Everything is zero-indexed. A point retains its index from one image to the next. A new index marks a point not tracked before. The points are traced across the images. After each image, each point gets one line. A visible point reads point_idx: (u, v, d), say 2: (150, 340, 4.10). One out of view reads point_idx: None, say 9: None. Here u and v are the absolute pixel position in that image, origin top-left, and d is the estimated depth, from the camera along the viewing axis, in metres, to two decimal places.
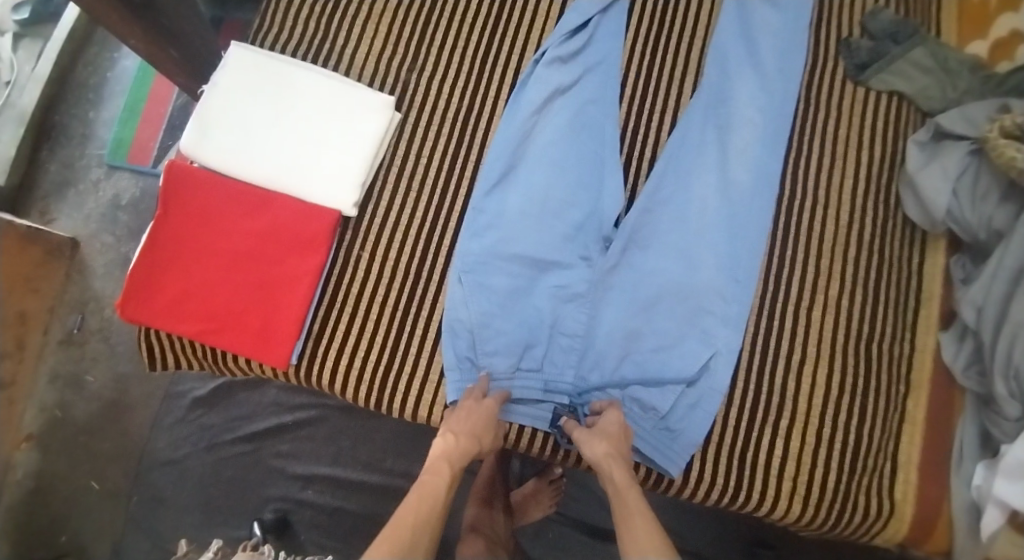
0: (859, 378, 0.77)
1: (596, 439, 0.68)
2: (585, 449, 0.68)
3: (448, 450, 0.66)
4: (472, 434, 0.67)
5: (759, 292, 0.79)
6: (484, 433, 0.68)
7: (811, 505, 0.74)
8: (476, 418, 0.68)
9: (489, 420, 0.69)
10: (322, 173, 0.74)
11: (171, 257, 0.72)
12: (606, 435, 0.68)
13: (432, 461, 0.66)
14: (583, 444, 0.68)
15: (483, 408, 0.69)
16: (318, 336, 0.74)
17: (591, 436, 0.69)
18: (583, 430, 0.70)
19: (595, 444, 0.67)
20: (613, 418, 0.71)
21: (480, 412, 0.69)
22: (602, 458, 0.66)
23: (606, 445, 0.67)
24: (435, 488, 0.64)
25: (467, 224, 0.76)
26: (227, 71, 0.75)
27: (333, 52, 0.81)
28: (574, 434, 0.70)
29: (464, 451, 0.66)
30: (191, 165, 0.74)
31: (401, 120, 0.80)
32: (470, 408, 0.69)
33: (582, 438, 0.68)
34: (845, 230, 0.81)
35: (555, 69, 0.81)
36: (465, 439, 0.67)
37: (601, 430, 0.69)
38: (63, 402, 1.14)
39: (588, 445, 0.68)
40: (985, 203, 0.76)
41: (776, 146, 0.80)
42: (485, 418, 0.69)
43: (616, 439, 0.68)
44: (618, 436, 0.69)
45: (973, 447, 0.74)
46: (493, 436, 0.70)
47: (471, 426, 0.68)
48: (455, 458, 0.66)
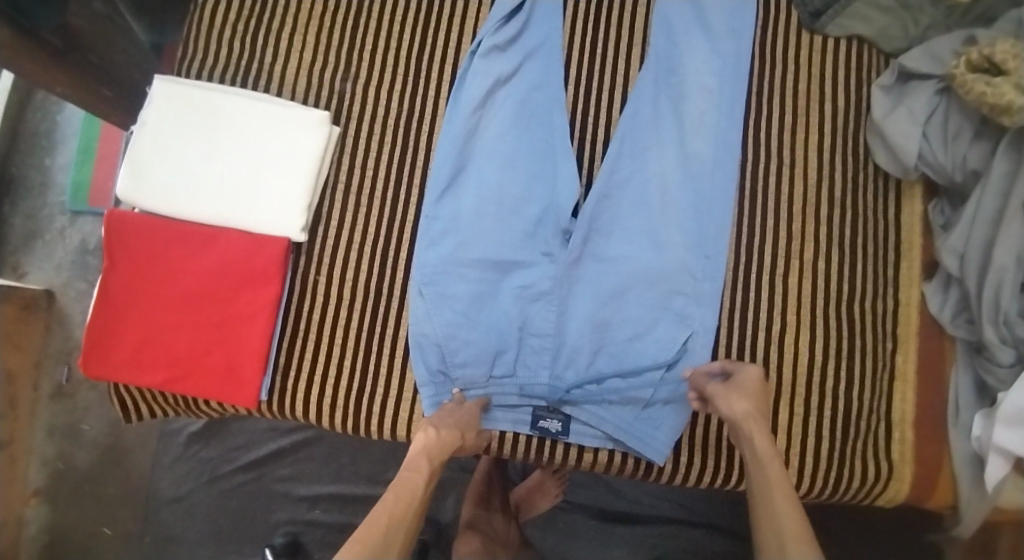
0: (843, 340, 0.74)
1: (737, 395, 0.62)
2: (723, 405, 0.62)
3: (429, 444, 0.65)
4: (452, 428, 0.67)
5: (731, 265, 0.76)
6: (466, 429, 0.68)
7: (806, 476, 0.72)
8: (458, 415, 0.69)
9: (470, 418, 0.70)
10: (264, 201, 0.71)
11: (127, 308, 0.71)
12: (747, 392, 0.63)
13: (411, 456, 0.65)
14: (719, 397, 0.63)
15: (465, 408, 0.70)
16: (285, 369, 0.73)
17: (728, 391, 0.63)
18: (720, 384, 0.64)
19: (740, 399, 0.62)
20: (751, 373, 0.65)
21: (461, 410, 0.70)
22: (745, 417, 0.61)
23: (752, 403, 0.62)
24: (412, 483, 0.63)
25: (422, 234, 0.74)
26: (155, 110, 0.73)
27: (263, 71, 0.79)
28: (709, 389, 0.64)
29: (445, 445, 0.65)
30: (132, 212, 0.72)
31: (341, 133, 0.77)
32: (453, 407, 0.70)
33: (724, 394, 0.63)
34: (816, 187, 0.78)
35: (493, 59, 0.76)
36: (447, 433, 0.66)
37: (742, 386, 0.63)
38: (63, 454, 1.14)
39: (729, 401, 0.62)
40: (958, 144, 0.73)
41: (733, 111, 0.77)
42: (466, 415, 0.69)
43: (756, 401, 0.62)
44: (757, 392, 0.63)
45: (969, 396, 0.72)
46: (474, 434, 0.69)
47: (453, 422, 0.68)
48: (435, 452, 0.65)
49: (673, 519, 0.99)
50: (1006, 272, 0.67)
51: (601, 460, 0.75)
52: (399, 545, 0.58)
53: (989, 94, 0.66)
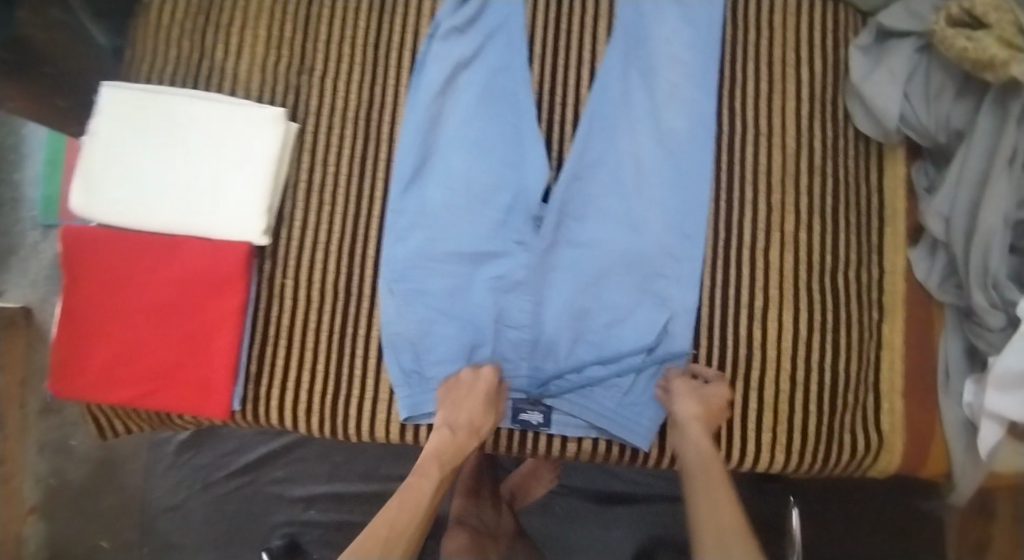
0: (829, 312, 0.72)
1: (693, 399, 0.67)
2: (678, 404, 0.67)
3: (441, 446, 0.66)
4: (467, 429, 0.67)
5: (710, 242, 0.73)
6: (481, 424, 0.67)
7: (796, 453, 0.71)
8: (472, 407, 0.67)
9: (486, 406, 0.68)
10: (220, 205, 0.68)
11: (90, 325, 0.69)
12: (706, 401, 0.67)
13: (423, 457, 0.67)
14: (677, 396, 0.67)
15: (481, 391, 0.68)
16: (257, 377, 0.71)
17: (689, 392, 0.67)
18: (687, 383, 0.68)
19: (695, 403, 0.66)
20: (718, 387, 0.68)
21: (477, 397, 0.67)
22: (692, 417, 0.66)
23: (704, 408, 0.67)
24: (421, 487, 0.64)
25: (389, 229, 0.72)
26: (104, 117, 0.70)
27: (214, 70, 0.76)
28: (672, 384, 0.68)
29: (457, 448, 0.67)
30: (89, 225, 0.70)
31: (300, 129, 0.74)
32: (468, 392, 0.68)
33: (684, 391, 0.67)
34: (795, 155, 0.75)
35: (452, 41, 0.73)
36: (459, 434, 0.67)
37: (705, 393, 0.67)
38: (56, 469, 1.12)
39: (684, 401, 0.67)
40: (940, 103, 0.69)
41: (707, 81, 0.74)
42: (482, 407, 0.67)
43: (712, 409, 0.67)
44: (716, 405, 0.67)
45: (959, 361, 0.70)
46: (490, 424, 0.68)
47: (467, 419, 0.67)
48: (446, 455, 0.66)
49: (670, 497, 0.98)
50: (994, 235, 0.64)
51: (586, 449, 0.73)
52: (402, 551, 0.59)
53: (971, 50, 0.62)
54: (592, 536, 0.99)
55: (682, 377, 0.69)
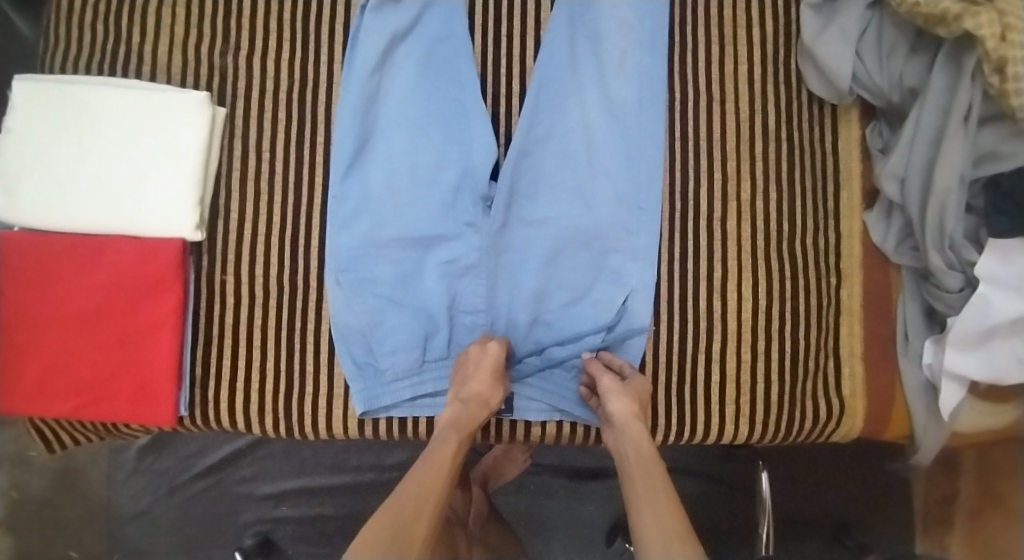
0: (787, 279, 0.71)
1: (628, 396, 0.63)
2: (613, 403, 0.63)
3: (456, 418, 0.63)
4: (479, 401, 0.64)
5: (667, 214, 0.71)
6: (491, 395, 0.64)
7: (759, 424, 0.70)
8: (482, 378, 0.64)
9: (497, 378, 0.65)
10: (149, 200, 0.65)
11: (18, 337, 0.65)
12: (637, 396, 0.64)
13: (439, 429, 0.63)
14: (609, 395, 0.63)
15: (491, 360, 0.65)
16: (204, 379, 0.68)
17: (620, 389, 0.63)
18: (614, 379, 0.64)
19: (631, 400, 0.63)
20: (640, 380, 0.66)
21: (486, 368, 0.64)
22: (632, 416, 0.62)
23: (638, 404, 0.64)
24: (443, 455, 0.61)
25: (332, 217, 0.68)
26: (17, 113, 0.65)
27: (134, 55, 0.71)
28: (601, 382, 0.64)
29: (470, 418, 0.63)
30: (10, 230, 0.65)
31: (229, 115, 0.70)
32: (477, 364, 0.65)
33: (618, 389, 0.63)
34: (748, 119, 0.73)
35: (386, 12, 0.69)
36: (472, 405, 0.64)
37: (633, 388, 0.64)
38: (16, 482, 1.05)
39: (620, 400, 0.63)
40: (893, 61, 0.68)
41: (656, 45, 0.71)
42: (492, 378, 0.64)
43: (640, 399, 0.64)
44: (643, 399, 0.65)
45: (918, 323, 0.70)
46: (501, 395, 0.65)
47: (478, 390, 0.64)
48: (462, 425, 0.63)
49: None
50: (950, 195, 0.63)
51: (549, 432, 0.72)
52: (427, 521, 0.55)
53: (923, 4, 0.61)
54: (567, 512, 0.98)
55: (604, 372, 0.65)
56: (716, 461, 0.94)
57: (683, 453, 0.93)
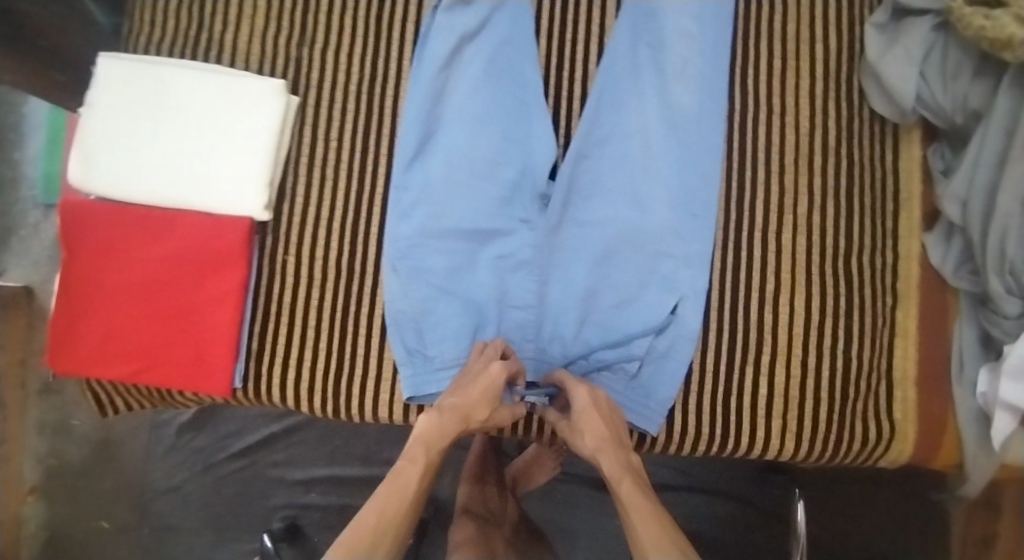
0: (841, 295, 0.71)
1: (574, 436, 0.63)
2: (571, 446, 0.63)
3: (427, 432, 0.60)
4: (458, 416, 0.60)
5: (721, 223, 0.72)
6: (473, 413, 0.61)
7: (805, 441, 0.70)
8: (470, 395, 0.60)
9: (486, 397, 0.61)
10: (221, 179, 0.67)
11: (87, 302, 0.68)
12: (583, 428, 0.62)
13: (410, 442, 0.61)
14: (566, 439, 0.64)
15: (489, 378, 0.61)
16: (259, 354, 0.70)
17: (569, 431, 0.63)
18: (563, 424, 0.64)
19: (581, 438, 0.62)
20: (583, 395, 0.63)
21: (480, 387, 0.61)
22: (592, 453, 0.61)
23: (590, 435, 0.61)
24: (408, 476, 0.59)
25: (393, 206, 0.70)
26: (102, 87, 0.68)
27: (215, 40, 0.75)
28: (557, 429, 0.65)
29: (443, 435, 0.60)
30: (87, 198, 0.68)
31: (301, 103, 0.73)
32: (472, 379, 0.62)
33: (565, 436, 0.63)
34: (808, 135, 0.73)
35: (457, 13, 0.71)
36: (448, 420, 0.60)
37: (577, 421, 0.63)
38: (56, 449, 1.07)
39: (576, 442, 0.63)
40: (958, 83, 0.67)
41: (718, 57, 0.72)
42: (480, 398, 0.60)
43: (591, 428, 0.62)
44: (592, 421, 0.62)
45: (973, 352, 0.68)
46: (484, 417, 0.61)
47: (461, 404, 0.60)
48: (433, 443, 0.60)
49: (689, 490, 0.93)
50: (1013, 217, 0.62)
51: None
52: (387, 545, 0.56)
53: (988, 28, 0.60)
54: (592, 524, 0.98)
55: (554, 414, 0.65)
56: (749, 485, 0.93)
57: (716, 470, 0.94)
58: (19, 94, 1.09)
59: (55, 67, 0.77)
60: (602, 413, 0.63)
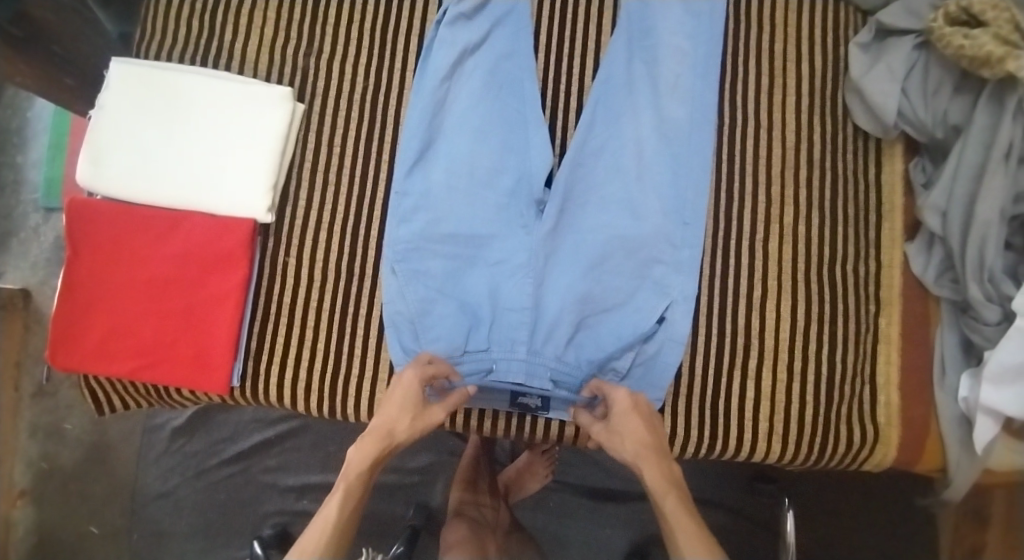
0: (826, 302, 0.73)
1: (614, 441, 0.65)
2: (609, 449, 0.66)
3: (353, 456, 0.64)
4: (378, 433, 0.63)
5: (710, 231, 0.74)
6: (389, 427, 0.64)
7: (792, 444, 0.71)
8: (385, 410, 0.65)
9: (399, 408, 0.65)
10: (227, 182, 0.69)
11: (89, 299, 0.69)
12: (624, 432, 0.65)
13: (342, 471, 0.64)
14: (605, 443, 0.66)
15: (399, 390, 0.65)
16: (258, 353, 0.72)
17: (608, 436, 0.66)
18: (601, 427, 0.67)
19: (622, 442, 0.65)
20: (623, 398, 0.67)
21: (393, 399, 0.65)
22: (634, 459, 0.64)
23: (630, 439, 0.64)
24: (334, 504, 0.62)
25: (393, 210, 0.72)
26: (113, 91, 0.70)
27: (224, 49, 0.77)
28: (592, 433, 0.68)
29: (362, 456, 0.63)
30: (93, 198, 0.70)
31: (306, 110, 0.75)
32: (389, 394, 0.66)
33: (604, 439, 0.66)
34: (794, 148, 0.76)
35: (459, 27, 0.74)
36: (366, 441, 0.64)
37: (619, 426, 0.66)
38: (48, 452, 1.07)
39: (613, 447, 0.66)
40: (938, 99, 0.70)
41: (708, 72, 0.74)
42: (392, 408, 0.65)
43: (632, 431, 0.65)
44: (632, 425, 0.65)
45: (955, 356, 0.71)
46: (406, 429, 0.64)
47: (380, 421, 0.64)
48: (354, 465, 0.63)
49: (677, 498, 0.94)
50: (991, 227, 0.64)
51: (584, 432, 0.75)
52: None
53: (967, 47, 0.63)
54: (584, 532, 0.98)
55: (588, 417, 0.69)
56: (740, 494, 0.94)
57: (707, 479, 0.95)
58: (26, 99, 1.12)
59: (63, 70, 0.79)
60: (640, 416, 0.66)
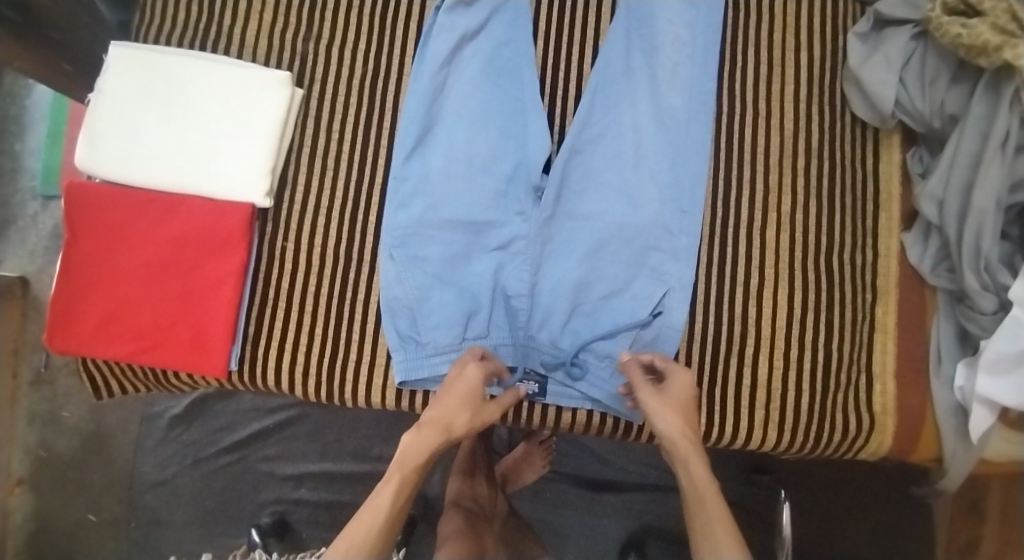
0: (824, 291, 0.73)
1: (670, 412, 0.61)
2: (656, 419, 0.60)
3: (409, 443, 0.60)
4: (436, 423, 0.60)
5: (708, 219, 0.75)
6: (454, 417, 0.61)
7: (788, 431, 0.72)
8: (449, 400, 0.62)
9: (465, 400, 0.62)
10: (225, 166, 0.69)
11: (88, 282, 0.69)
12: (680, 409, 0.61)
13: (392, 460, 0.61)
14: (654, 411, 0.61)
15: (464, 382, 0.63)
16: (256, 338, 0.72)
17: (662, 406, 0.61)
18: (652, 394, 0.62)
19: (674, 419, 0.60)
20: (682, 382, 0.63)
21: (460, 390, 0.63)
22: (682, 438, 0.59)
23: (682, 421, 0.60)
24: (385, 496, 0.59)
25: (391, 196, 0.73)
26: (112, 74, 0.70)
27: (223, 35, 0.77)
28: (641, 396, 0.62)
29: (422, 444, 0.60)
30: (92, 181, 0.70)
31: (305, 96, 0.76)
32: (452, 385, 0.63)
33: (658, 406, 0.61)
34: (793, 137, 0.76)
35: (458, 13, 0.74)
36: (427, 429, 0.60)
37: (672, 402, 0.62)
38: (46, 440, 1.07)
39: (660, 416, 0.61)
40: (935, 89, 0.70)
41: (706, 61, 0.74)
42: (457, 399, 0.62)
43: (686, 414, 0.62)
44: (688, 409, 0.62)
45: (951, 345, 0.71)
46: (466, 421, 0.62)
47: (442, 411, 0.61)
48: (412, 453, 0.60)
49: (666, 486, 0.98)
50: (987, 216, 0.64)
51: (580, 420, 0.74)
52: None
53: (965, 35, 0.63)
54: (582, 523, 0.98)
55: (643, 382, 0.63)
56: (738, 487, 0.94)
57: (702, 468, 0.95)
58: (25, 87, 1.12)
59: (61, 55, 0.78)
60: (690, 403, 0.63)
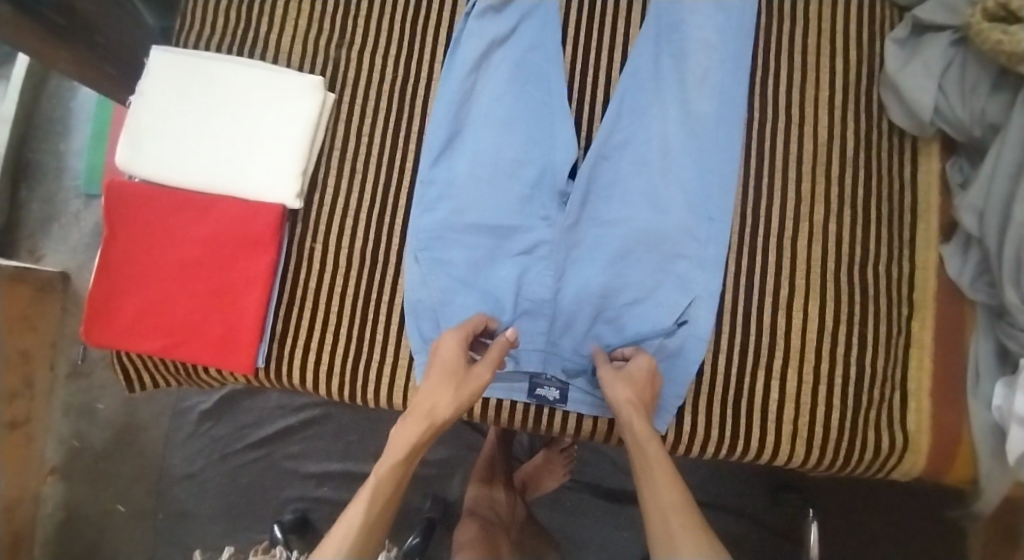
0: (856, 303, 0.72)
1: (618, 383, 0.62)
2: (608, 390, 0.62)
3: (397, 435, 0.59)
4: (417, 408, 0.59)
5: (736, 228, 0.74)
6: (435, 399, 0.59)
7: (816, 447, 0.70)
8: (429, 383, 0.61)
9: (444, 378, 0.61)
10: (257, 168, 0.71)
11: (125, 277, 0.71)
12: (631, 381, 0.62)
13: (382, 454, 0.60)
14: (608, 384, 0.63)
15: (441, 361, 0.62)
16: (283, 336, 0.73)
17: (614, 379, 0.62)
18: (609, 371, 0.64)
19: (621, 389, 0.61)
20: (641, 364, 0.64)
21: (438, 368, 0.62)
22: (626, 404, 0.60)
23: (630, 392, 0.61)
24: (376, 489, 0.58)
25: (417, 199, 0.73)
26: (153, 78, 0.73)
27: (260, 41, 0.79)
28: (599, 372, 0.64)
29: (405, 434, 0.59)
30: (131, 181, 0.72)
31: (336, 101, 0.77)
32: (433, 366, 0.62)
33: (608, 379, 0.63)
34: (826, 145, 0.75)
35: (488, 19, 0.75)
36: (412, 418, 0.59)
37: (625, 376, 0.63)
38: (80, 431, 1.10)
39: (612, 388, 0.62)
40: (976, 97, 0.68)
41: (738, 68, 0.73)
42: (435, 379, 0.61)
43: (640, 386, 0.61)
44: (643, 384, 0.62)
45: (989, 362, 0.68)
46: (449, 401, 0.59)
47: (424, 397, 0.60)
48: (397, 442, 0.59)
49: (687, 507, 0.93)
50: None
51: (601, 428, 0.73)
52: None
53: (1006, 42, 0.61)
54: (602, 532, 0.97)
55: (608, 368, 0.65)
56: (764, 504, 0.92)
57: (726, 482, 0.93)
58: (72, 90, 1.16)
59: (105, 58, 0.81)
60: (648, 381, 0.63)
